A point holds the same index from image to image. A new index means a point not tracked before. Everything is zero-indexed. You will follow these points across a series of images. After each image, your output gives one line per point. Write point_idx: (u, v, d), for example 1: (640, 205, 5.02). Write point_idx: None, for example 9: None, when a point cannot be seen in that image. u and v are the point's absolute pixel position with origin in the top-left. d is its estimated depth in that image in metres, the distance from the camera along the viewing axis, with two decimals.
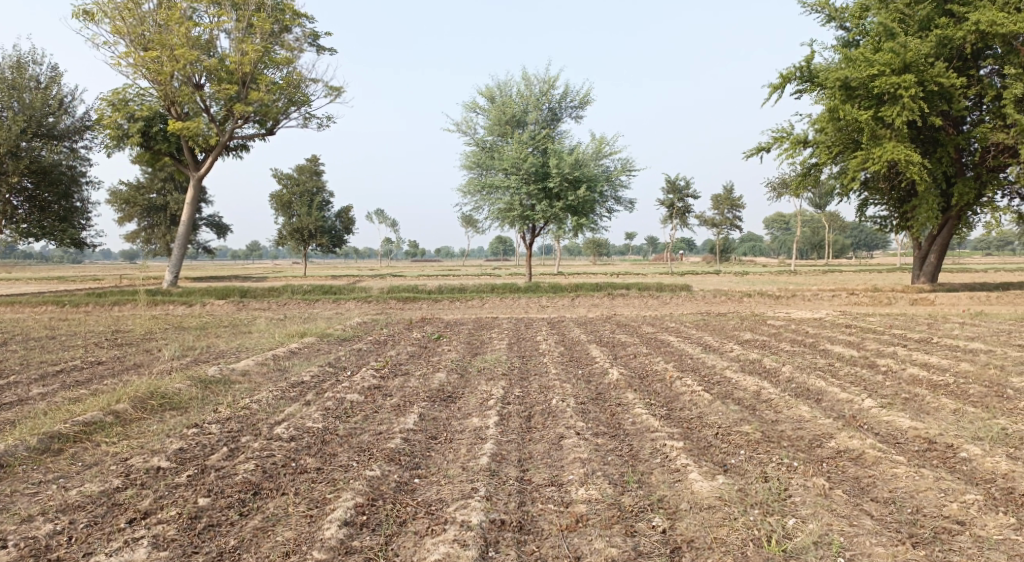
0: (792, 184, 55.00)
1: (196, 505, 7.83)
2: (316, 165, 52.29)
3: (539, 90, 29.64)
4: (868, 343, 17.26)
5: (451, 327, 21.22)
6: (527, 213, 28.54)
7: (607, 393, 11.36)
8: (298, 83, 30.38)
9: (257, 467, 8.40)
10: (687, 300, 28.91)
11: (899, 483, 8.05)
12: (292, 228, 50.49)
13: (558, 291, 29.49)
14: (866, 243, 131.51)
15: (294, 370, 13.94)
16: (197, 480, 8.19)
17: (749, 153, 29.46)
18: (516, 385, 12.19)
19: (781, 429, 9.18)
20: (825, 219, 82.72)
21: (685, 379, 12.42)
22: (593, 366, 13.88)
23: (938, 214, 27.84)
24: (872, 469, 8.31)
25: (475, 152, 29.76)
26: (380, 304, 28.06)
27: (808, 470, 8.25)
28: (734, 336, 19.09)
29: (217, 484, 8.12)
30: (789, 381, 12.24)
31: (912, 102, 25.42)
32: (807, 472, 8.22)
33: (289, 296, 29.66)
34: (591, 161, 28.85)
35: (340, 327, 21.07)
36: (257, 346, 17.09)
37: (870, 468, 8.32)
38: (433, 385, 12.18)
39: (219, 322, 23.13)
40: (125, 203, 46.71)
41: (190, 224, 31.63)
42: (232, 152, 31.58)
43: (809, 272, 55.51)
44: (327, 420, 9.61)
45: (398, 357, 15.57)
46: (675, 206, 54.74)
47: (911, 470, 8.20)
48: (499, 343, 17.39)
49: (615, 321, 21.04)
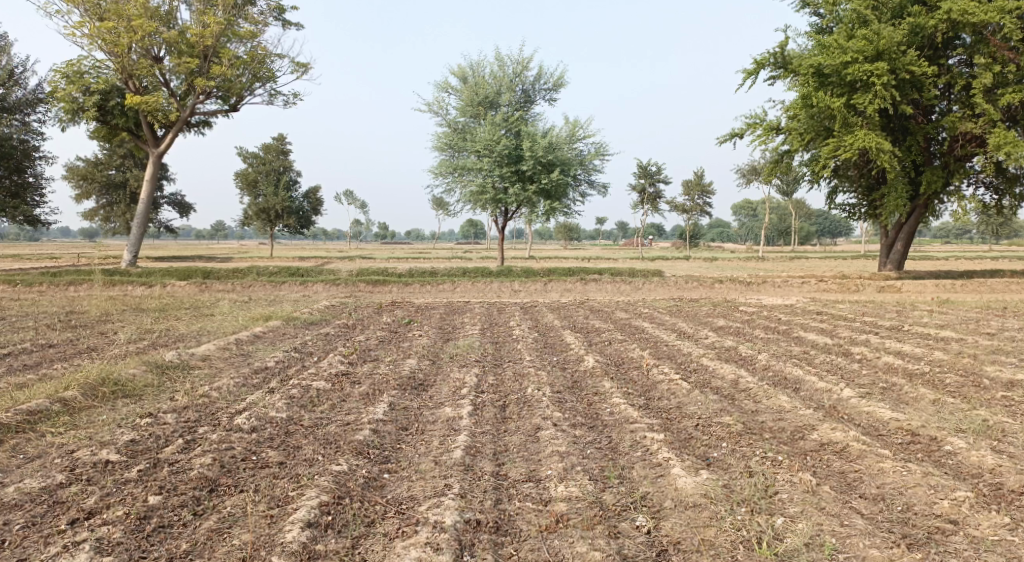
0: (762, 171, 55.21)
1: (146, 504, 7.34)
2: (283, 144, 51.20)
3: (512, 71, 29.10)
4: (842, 331, 17.19)
5: (422, 311, 20.77)
6: (498, 196, 28.08)
7: (583, 381, 11.07)
8: (263, 58, 29.48)
9: (215, 461, 7.95)
10: (659, 285, 28.75)
11: (887, 479, 7.87)
12: (258, 209, 49.45)
13: (530, 275, 29.15)
14: (833, 230, 133.18)
15: (258, 355, 13.43)
16: (149, 475, 7.71)
17: (722, 139, 29.27)
18: (489, 373, 11.82)
19: (762, 420, 8.97)
20: (793, 206, 83.43)
21: (662, 367, 12.17)
22: (568, 353, 13.57)
23: (907, 203, 27.94)
24: (858, 464, 8.13)
25: (447, 133, 29.22)
26: (349, 287, 27.49)
27: (794, 465, 8.04)
28: (708, 323, 18.95)
29: (170, 480, 7.65)
30: (768, 369, 12.04)
31: (884, 91, 25.41)
32: (792, 467, 8.01)
33: (254, 278, 28.95)
34: (565, 144, 28.46)
35: (307, 310, 20.52)
36: (220, 330, 16.50)
37: (856, 462, 8.13)
38: (404, 371, 11.78)
39: (181, 304, 22.42)
40: (84, 180, 45.31)
41: (151, 203, 30.66)
42: (195, 129, 30.65)
43: (777, 259, 55.87)
44: (291, 410, 9.18)
45: (367, 342, 15.12)
46: (646, 191, 54.65)
47: (898, 465, 8.03)
48: (471, 329, 16.99)
49: (588, 307, 20.78)
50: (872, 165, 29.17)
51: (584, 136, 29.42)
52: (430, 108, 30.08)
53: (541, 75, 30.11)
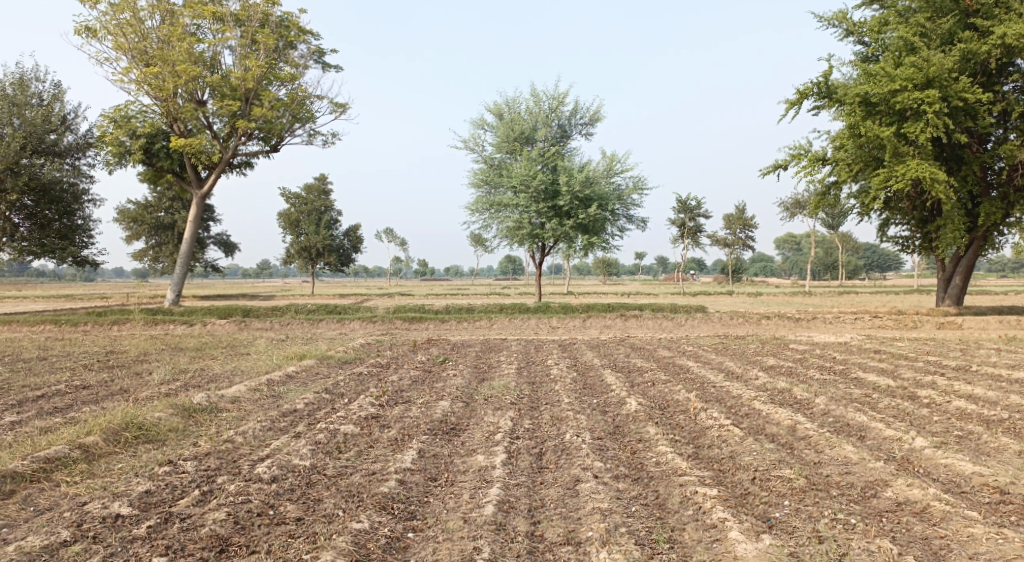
0: (807, 204, 54.01)
1: None
2: (324, 183, 51.68)
3: (548, 106, 28.83)
4: (902, 372, 16.19)
5: (458, 349, 20.24)
6: (536, 231, 27.62)
7: (626, 426, 10.38)
8: (303, 98, 29.68)
9: (228, 516, 7.47)
10: (703, 322, 27.85)
11: (980, 548, 7.06)
12: (300, 247, 49.80)
13: (569, 312, 28.50)
14: (881, 264, 129.92)
15: (289, 396, 13.00)
16: (158, 532, 7.29)
17: (765, 171, 28.49)
18: (526, 417, 11.17)
19: (826, 473, 8.18)
20: (840, 240, 81.61)
21: (710, 411, 11.39)
22: (609, 395, 12.87)
23: (964, 235, 26.71)
24: (942, 528, 7.31)
25: (483, 169, 28.97)
26: (386, 325, 27.16)
27: (869, 529, 7.26)
28: (756, 362, 18.06)
29: (179, 539, 7.20)
30: (827, 415, 11.21)
31: (935, 119, 24.47)
32: (866, 531, 7.24)
33: (292, 316, 28.82)
34: (602, 178, 27.98)
35: (342, 348, 20.14)
36: (253, 370, 16.15)
37: (940, 526, 7.32)
38: (436, 414, 11.22)
39: (219, 342, 22.26)
40: (133, 222, 46.11)
41: (194, 242, 30.88)
42: (236, 168, 30.94)
43: (824, 294, 54.31)
44: (316, 456, 8.66)
45: (401, 382, 14.60)
46: (687, 225, 53.79)
47: (990, 531, 7.21)
48: (508, 368, 16.38)
49: (630, 345, 20.05)
50: (925, 197, 28.06)
51: (623, 170, 28.85)
52: (466, 145, 29.90)
53: (577, 110, 29.78)
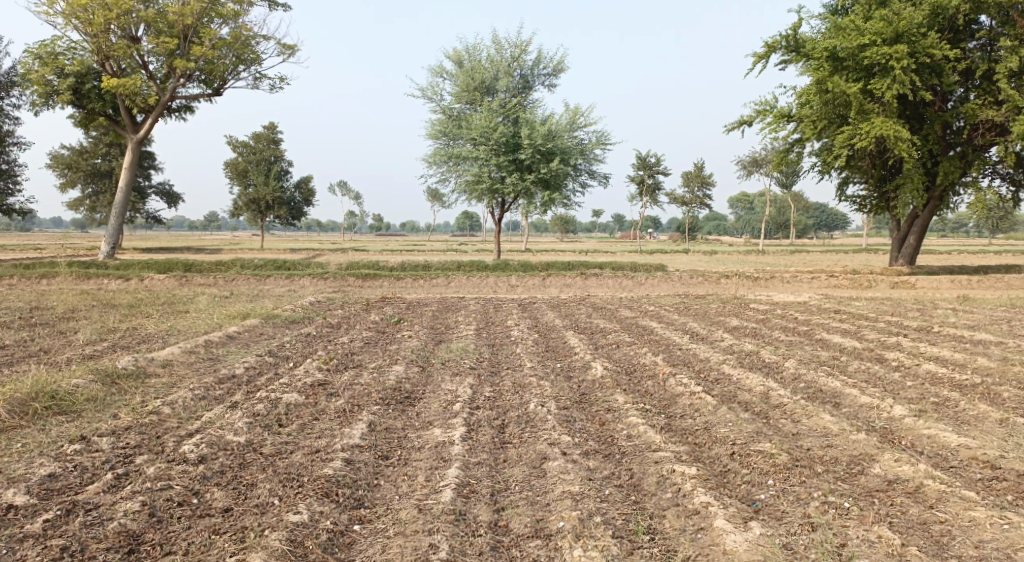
0: (764, 162, 53.90)
1: None
2: (274, 133, 49.70)
3: (509, 55, 27.64)
4: (867, 333, 15.89)
5: (413, 308, 19.37)
6: (495, 186, 26.67)
7: (591, 394, 9.74)
8: (248, 39, 27.92)
9: (144, 506, 6.65)
10: (663, 280, 27.42)
11: (986, 535, 6.55)
12: (249, 199, 47.95)
13: (527, 269, 27.75)
14: (830, 224, 132.03)
15: (229, 360, 12.03)
16: (54, 530, 6.38)
17: (730, 127, 27.96)
18: (486, 383, 10.43)
19: (807, 447, 7.70)
20: (791, 199, 82.41)
21: (679, 376, 10.82)
22: (572, 359, 12.22)
23: (923, 194, 26.61)
24: (942, 512, 6.83)
25: (440, 120, 27.81)
26: (338, 281, 26.10)
27: (865, 515, 6.76)
28: (720, 323, 17.60)
29: (80, 538, 6.32)
30: (800, 380, 10.73)
31: (903, 75, 24.12)
32: (864, 518, 6.74)
33: (238, 271, 27.50)
34: (564, 132, 27.07)
35: (290, 306, 19.09)
36: (191, 330, 15.06)
37: (937, 509, 6.85)
38: (389, 381, 10.42)
39: (158, 299, 20.97)
40: (69, 169, 43.68)
41: (131, 192, 29.11)
42: (176, 114, 29.18)
43: (778, 253, 54.76)
44: (252, 431, 7.84)
45: (352, 344, 13.71)
46: (645, 182, 53.27)
47: (993, 515, 6.74)
48: (466, 329, 15.60)
49: (591, 305, 19.43)
50: (888, 155, 27.87)
51: (585, 123, 27.96)
52: (424, 94, 28.62)
53: (539, 60, 28.68)
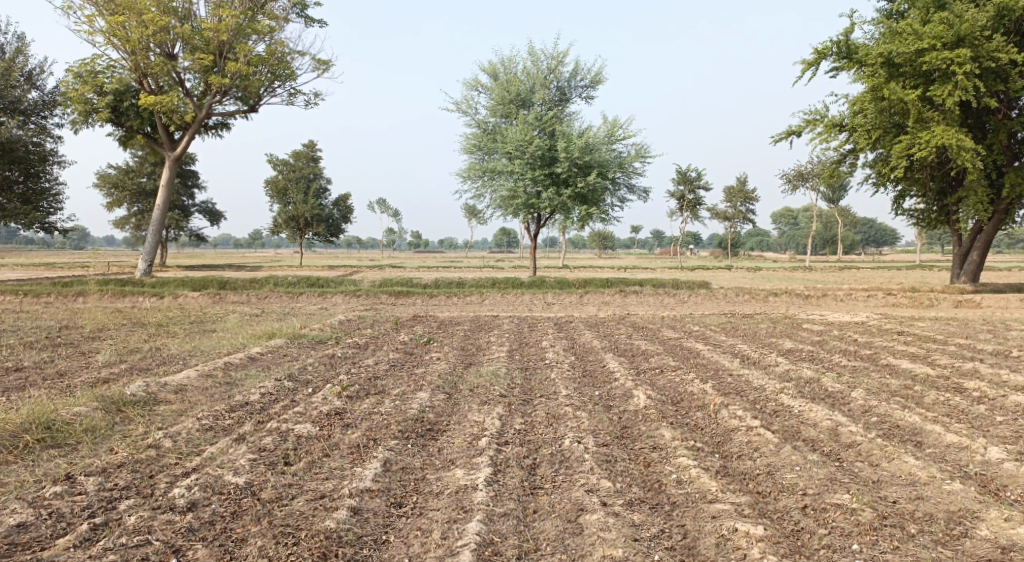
0: (811, 175, 52.16)
1: None
2: (313, 151, 49.70)
3: (546, 67, 26.84)
4: (936, 358, 14.57)
5: (445, 328, 18.50)
6: (531, 201, 25.81)
7: (634, 428, 8.73)
8: (284, 54, 27.56)
9: None
10: (707, 298, 26.19)
11: None
12: (288, 216, 47.76)
13: (565, 286, 26.79)
14: (878, 240, 128.33)
15: (246, 384, 11.26)
16: None
17: (778, 138, 26.73)
18: (517, 414, 9.47)
19: (895, 502, 6.76)
20: (838, 214, 80.07)
21: (733, 408, 9.74)
22: (612, 386, 11.19)
23: (987, 208, 25.01)
24: None
25: (476, 134, 27.07)
26: (371, 299, 25.43)
27: None
28: (772, 345, 16.39)
29: None
30: (871, 414, 9.57)
31: (965, 81, 22.70)
32: None
33: (271, 288, 27.00)
34: (603, 145, 26.09)
35: (318, 325, 18.37)
36: (212, 351, 14.38)
37: None
38: (412, 411, 9.54)
39: (187, 318, 20.47)
40: (114, 188, 44.00)
41: (167, 210, 28.86)
42: (211, 130, 28.98)
43: (826, 269, 52.80)
44: (254, 470, 7.25)
45: (376, 367, 12.86)
46: (686, 198, 51.96)
47: None
48: (499, 351, 14.67)
49: (632, 325, 18.35)
50: (949, 165, 26.36)
51: (625, 136, 26.96)
52: (459, 108, 27.96)
53: (577, 72, 27.83)
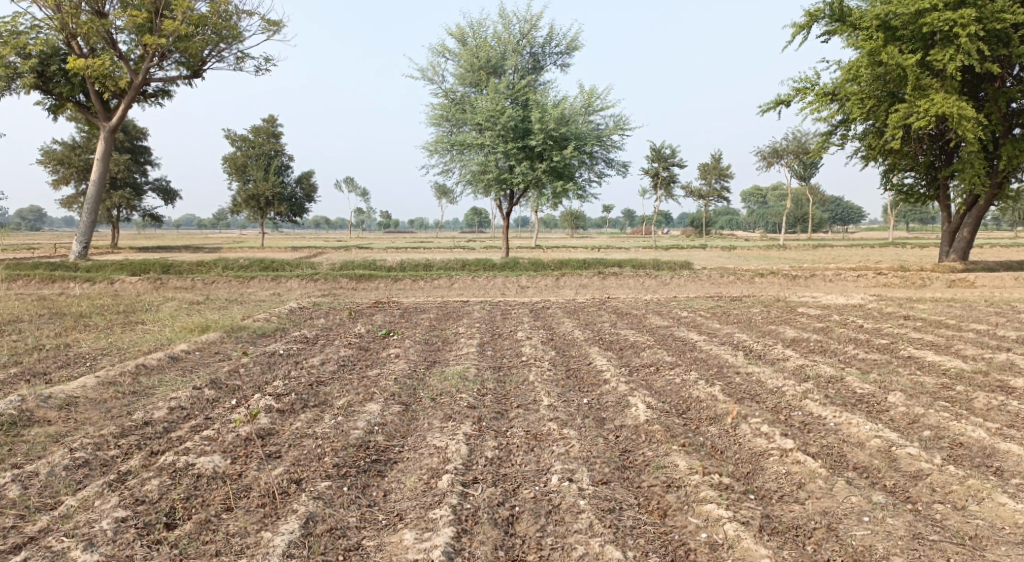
0: (788, 151, 50.63)
1: None
2: (273, 126, 47.07)
3: (518, 31, 24.70)
4: (961, 348, 12.90)
5: (407, 316, 16.42)
6: (503, 176, 23.75)
7: (636, 452, 7.02)
8: (228, 13, 24.99)
9: None
10: (690, 280, 24.44)
11: None
12: (247, 195, 45.00)
13: (539, 268, 24.86)
14: (846, 218, 128.13)
15: (155, 395, 9.17)
16: None
17: (764, 109, 25.01)
18: (491, 434, 7.56)
19: None
20: (808, 192, 78.79)
21: (756, 423, 7.92)
22: (602, 392, 9.28)
23: (985, 181, 23.45)
24: None
25: (442, 104, 24.86)
26: (329, 284, 23.28)
27: None
28: (774, 333, 14.65)
29: None
30: (921, 426, 7.89)
31: (969, 43, 21.06)
32: None
33: (219, 272, 24.69)
34: (579, 116, 24.09)
35: (263, 315, 16.14)
36: (131, 349, 12.16)
37: None
38: (355, 432, 7.55)
39: (118, 306, 18.12)
40: (60, 165, 40.99)
41: (104, 186, 26.21)
42: (151, 98, 26.41)
43: (802, 248, 51.52)
44: (117, 539, 5.85)
45: (322, 368, 10.81)
46: (660, 175, 50.19)
47: None
48: (466, 345, 12.67)
49: (617, 312, 16.48)
50: (947, 134, 24.78)
51: (602, 106, 24.96)
52: (424, 75, 25.70)
53: (551, 37, 25.73)
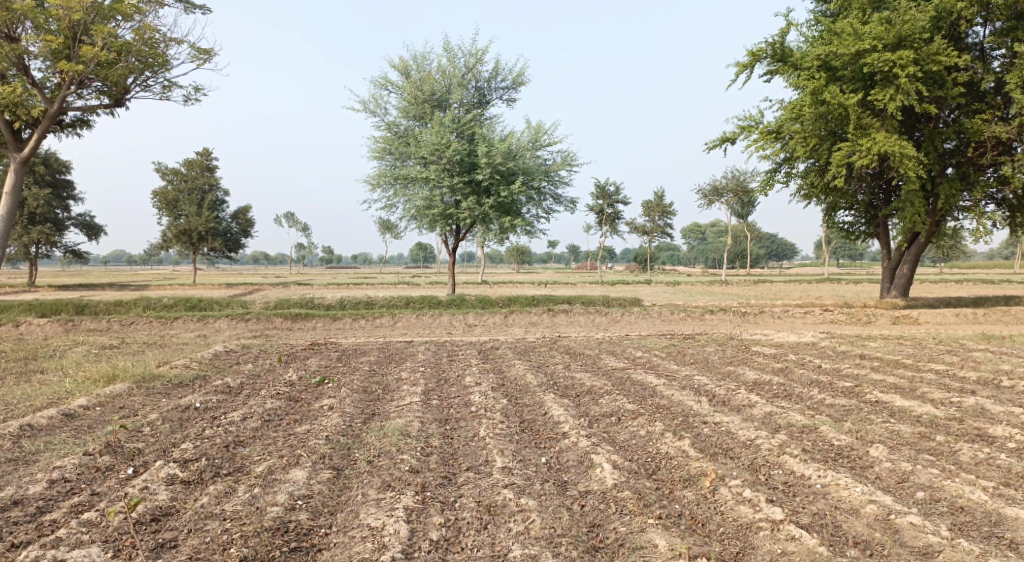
0: (729, 189, 51.05)
1: None
2: (208, 159, 45.19)
3: (463, 64, 24.00)
4: (927, 391, 12.33)
5: (344, 361, 15.15)
6: (448, 211, 22.82)
7: (604, 528, 6.79)
8: (154, 40, 23.60)
9: None
10: (641, 317, 23.82)
11: None
12: (178, 230, 42.91)
13: (487, 306, 23.94)
14: (781, 254, 131.06)
15: (40, 464, 7.86)
16: None
17: (711, 145, 24.76)
18: (447, 510, 6.96)
19: None
20: (747, 229, 79.96)
21: (742, 491, 7.23)
22: (562, 449, 8.32)
23: (925, 220, 23.44)
24: None
25: (384, 137, 23.85)
26: (261, 324, 21.83)
27: None
28: (734, 375, 13.95)
29: None
30: (912, 485, 7.37)
31: (909, 84, 21.18)
32: None
33: (140, 312, 22.99)
34: (526, 151, 23.40)
35: (183, 360, 14.70)
36: (22, 404, 10.69)
37: None
38: (274, 510, 6.90)
39: (21, 351, 16.38)
40: None
41: (14, 220, 24.27)
42: (68, 127, 24.73)
43: (743, 283, 51.84)
44: None
45: (244, 425, 9.54)
46: (605, 212, 49.98)
47: None
48: (409, 393, 11.57)
49: (569, 353, 15.59)
50: (887, 173, 24.82)
51: (550, 142, 24.35)
52: (366, 108, 24.73)
53: (497, 71, 25.09)
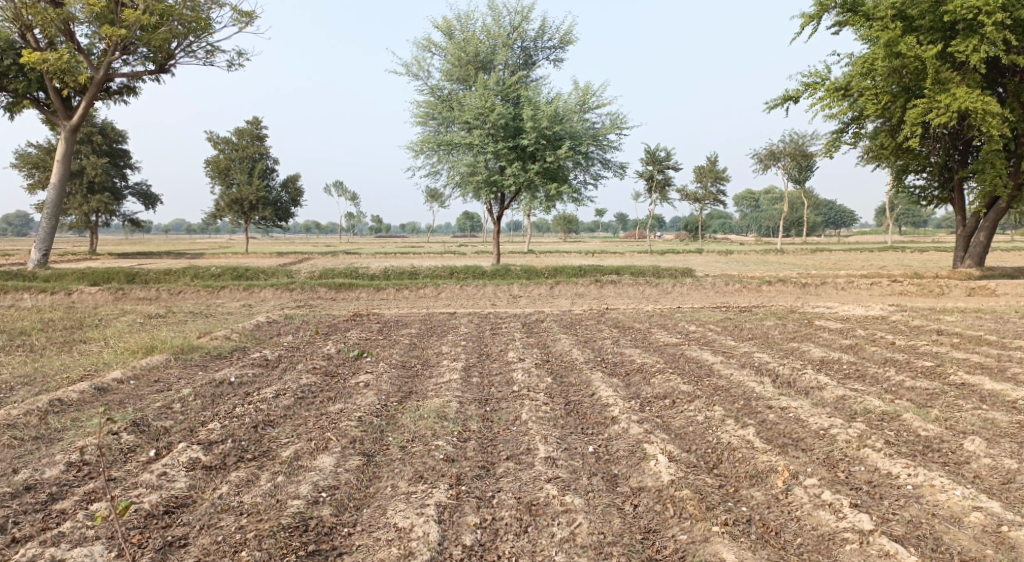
0: (787, 153, 48.91)
1: None
2: (257, 128, 45.07)
3: (509, 24, 22.95)
4: (1016, 372, 11.15)
5: (384, 333, 14.58)
6: (493, 177, 22.02)
7: (660, 535, 6.15)
8: (195, 3, 23.12)
9: None
10: (694, 288, 22.75)
11: None
12: (229, 199, 42.98)
13: (532, 276, 23.16)
14: (838, 222, 126.86)
15: (61, 443, 7.43)
16: None
17: (772, 105, 23.30)
18: (484, 510, 6.38)
19: None
20: (803, 196, 77.09)
21: (824, 494, 6.48)
22: (612, 435, 7.56)
23: (1007, 183, 21.72)
24: None
25: (428, 101, 23.03)
26: (305, 294, 21.46)
27: None
28: (797, 352, 12.95)
29: None
30: (1019, 487, 6.58)
31: (995, 33, 19.43)
32: None
33: (187, 281, 22.86)
34: (574, 114, 22.34)
35: (221, 331, 14.30)
36: (56, 377, 10.36)
37: None
38: (294, 505, 6.44)
39: (65, 321, 16.24)
40: (35, 168, 38.97)
41: (65, 190, 24.25)
42: (114, 94, 24.56)
43: (799, 252, 49.95)
44: None
45: (274, 402, 9.01)
46: (655, 178, 48.52)
47: None
48: (448, 369, 10.92)
49: (618, 327, 14.73)
50: (965, 133, 23.07)
51: (598, 104, 23.24)
52: (409, 71, 23.95)
53: (544, 31, 23.99)
